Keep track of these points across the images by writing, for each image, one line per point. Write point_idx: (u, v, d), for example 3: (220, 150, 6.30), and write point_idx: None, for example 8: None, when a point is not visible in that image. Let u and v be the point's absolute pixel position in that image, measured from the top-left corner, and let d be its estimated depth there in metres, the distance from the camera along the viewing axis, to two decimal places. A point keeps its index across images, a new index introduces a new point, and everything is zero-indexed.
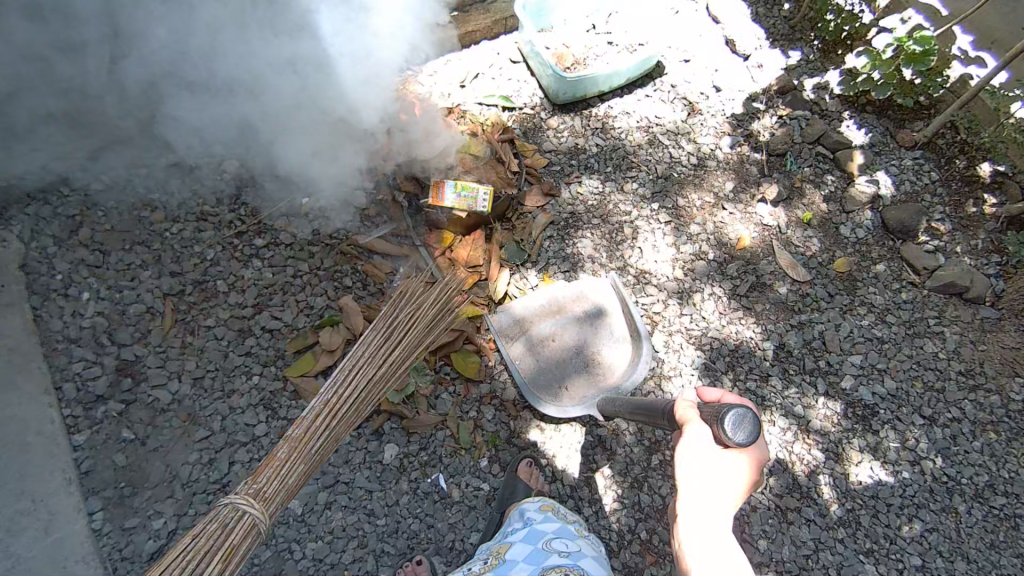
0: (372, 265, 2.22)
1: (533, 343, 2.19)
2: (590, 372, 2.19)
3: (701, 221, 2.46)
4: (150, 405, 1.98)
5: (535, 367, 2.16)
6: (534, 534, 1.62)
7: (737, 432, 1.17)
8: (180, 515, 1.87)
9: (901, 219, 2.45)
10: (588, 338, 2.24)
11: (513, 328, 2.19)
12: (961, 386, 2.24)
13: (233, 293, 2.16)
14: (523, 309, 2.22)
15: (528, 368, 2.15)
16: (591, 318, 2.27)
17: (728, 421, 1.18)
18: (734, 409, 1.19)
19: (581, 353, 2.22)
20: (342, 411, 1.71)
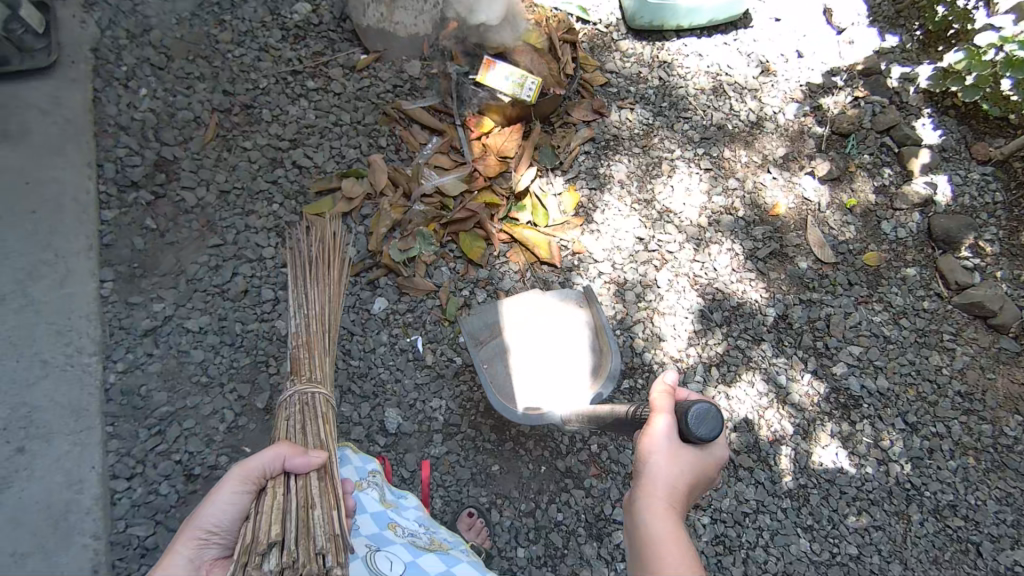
0: (409, 133, 2.26)
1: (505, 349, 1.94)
2: (561, 387, 1.91)
3: (741, 177, 2.42)
4: (175, 203, 2.10)
5: (502, 374, 1.91)
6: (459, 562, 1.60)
7: (701, 428, 1.12)
8: (178, 305, 1.99)
9: (947, 228, 2.35)
10: (564, 349, 1.96)
11: (484, 328, 1.96)
12: (955, 404, 2.17)
13: (275, 125, 2.24)
14: (499, 308, 1.99)
15: (494, 374, 1.89)
16: (570, 329, 1.99)
17: (693, 414, 1.12)
18: (700, 404, 1.13)
19: (555, 364, 1.94)
20: (325, 330, 1.72)
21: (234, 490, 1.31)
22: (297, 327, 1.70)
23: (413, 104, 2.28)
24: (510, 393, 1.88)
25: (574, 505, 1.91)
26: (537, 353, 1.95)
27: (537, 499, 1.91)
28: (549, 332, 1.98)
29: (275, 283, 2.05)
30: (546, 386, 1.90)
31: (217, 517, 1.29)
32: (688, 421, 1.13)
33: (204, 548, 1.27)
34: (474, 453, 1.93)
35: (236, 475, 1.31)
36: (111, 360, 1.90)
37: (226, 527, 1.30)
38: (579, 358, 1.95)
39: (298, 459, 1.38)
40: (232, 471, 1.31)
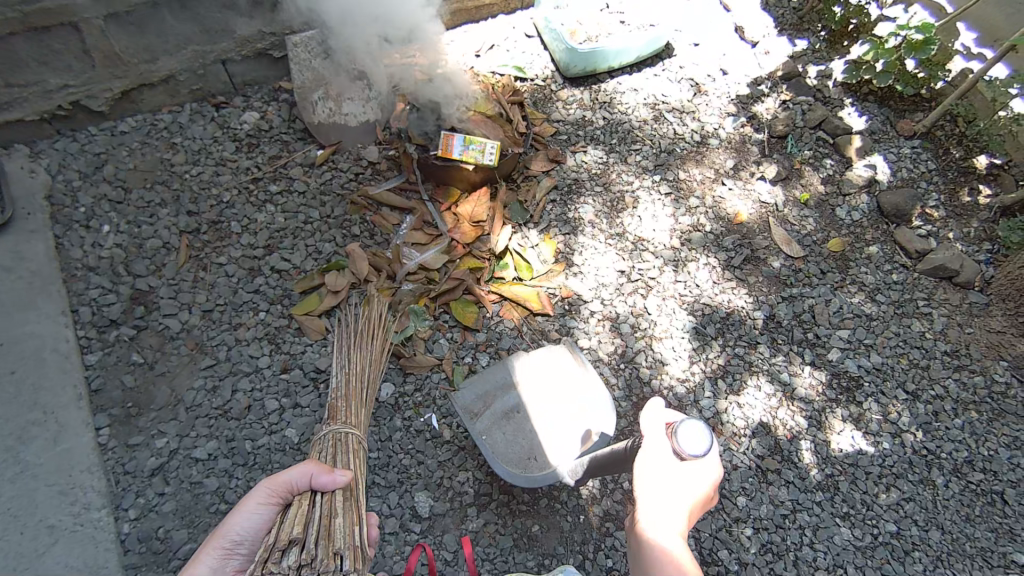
0: (380, 216, 2.32)
1: (501, 417, 1.93)
2: (566, 442, 1.90)
3: (701, 194, 2.55)
4: (160, 332, 2.07)
5: (504, 441, 1.89)
6: None
7: (688, 445, 1.20)
8: (181, 436, 1.92)
9: (895, 203, 2.51)
10: (559, 405, 1.97)
11: (478, 401, 1.94)
12: (946, 364, 2.28)
13: (246, 235, 2.26)
14: (487, 378, 1.98)
15: (495, 444, 1.87)
16: (562, 381, 2.01)
17: (680, 433, 1.21)
18: (685, 423, 1.22)
19: (553, 422, 1.94)
20: (362, 386, 1.78)
21: (261, 502, 1.36)
22: (340, 382, 1.75)
23: (379, 188, 2.35)
24: (515, 459, 1.86)
25: (620, 548, 1.90)
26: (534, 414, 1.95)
27: (584, 551, 1.89)
28: (542, 390, 1.98)
29: (276, 391, 2.01)
30: (550, 447, 1.89)
31: (242, 527, 1.35)
32: (676, 441, 1.22)
33: (232, 557, 1.34)
34: (512, 518, 1.91)
35: (264, 489, 1.36)
36: (121, 509, 1.80)
37: (251, 538, 1.36)
38: (577, 410, 1.96)
39: (324, 476, 1.39)
40: (259, 485, 1.36)
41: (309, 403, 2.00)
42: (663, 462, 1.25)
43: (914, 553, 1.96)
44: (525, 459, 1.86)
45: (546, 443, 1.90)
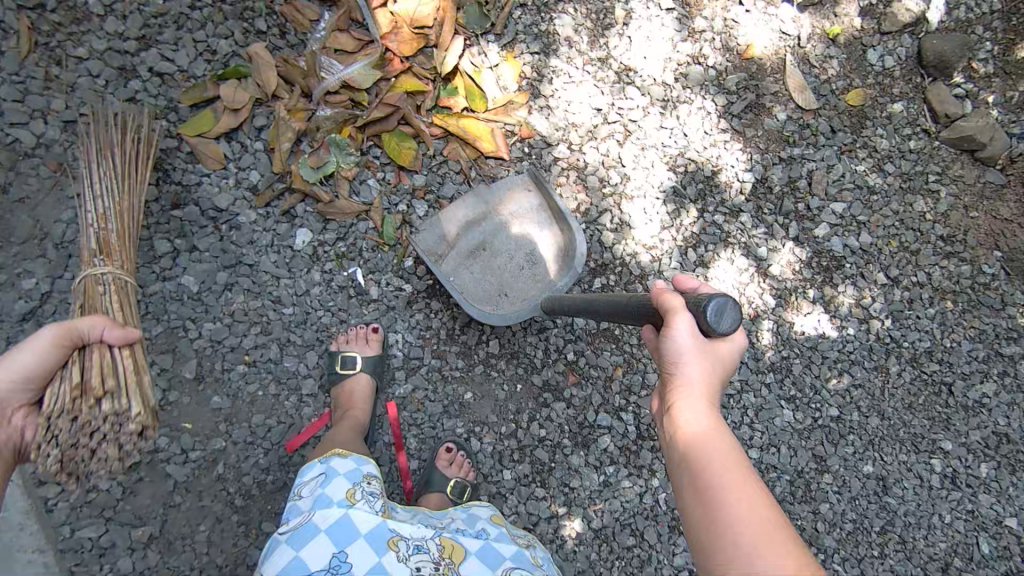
0: (293, 7, 1.78)
1: (468, 256, 1.76)
2: (535, 276, 1.77)
3: (710, 15, 2.03)
4: (9, 147, 1.63)
5: (473, 280, 1.75)
6: (489, 552, 1.37)
7: (721, 322, 0.98)
8: (54, 278, 1.62)
9: (942, 51, 2.06)
10: (524, 237, 1.79)
11: (440, 242, 1.73)
12: (937, 250, 2.07)
13: (111, 18, 1.71)
14: (450, 217, 1.74)
15: (464, 284, 1.73)
16: (527, 213, 1.79)
17: (710, 313, 0.97)
18: (717, 299, 0.97)
19: (522, 256, 1.78)
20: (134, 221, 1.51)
21: (49, 344, 1.23)
22: (104, 210, 1.45)
23: None
24: (485, 297, 1.74)
25: (555, 419, 1.80)
26: (501, 251, 1.78)
27: (517, 420, 1.79)
28: (508, 225, 1.78)
29: (167, 231, 1.67)
30: (522, 281, 1.77)
31: (26, 359, 1.22)
32: (704, 318, 0.99)
33: (14, 393, 1.23)
34: (443, 384, 1.76)
35: (56, 332, 1.23)
36: None
37: (38, 374, 1.25)
38: (545, 239, 1.79)
39: (114, 330, 1.29)
40: (48, 328, 1.22)
41: (209, 248, 1.68)
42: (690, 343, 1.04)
43: (847, 435, 1.95)
44: (497, 295, 1.75)
45: (516, 277, 1.77)
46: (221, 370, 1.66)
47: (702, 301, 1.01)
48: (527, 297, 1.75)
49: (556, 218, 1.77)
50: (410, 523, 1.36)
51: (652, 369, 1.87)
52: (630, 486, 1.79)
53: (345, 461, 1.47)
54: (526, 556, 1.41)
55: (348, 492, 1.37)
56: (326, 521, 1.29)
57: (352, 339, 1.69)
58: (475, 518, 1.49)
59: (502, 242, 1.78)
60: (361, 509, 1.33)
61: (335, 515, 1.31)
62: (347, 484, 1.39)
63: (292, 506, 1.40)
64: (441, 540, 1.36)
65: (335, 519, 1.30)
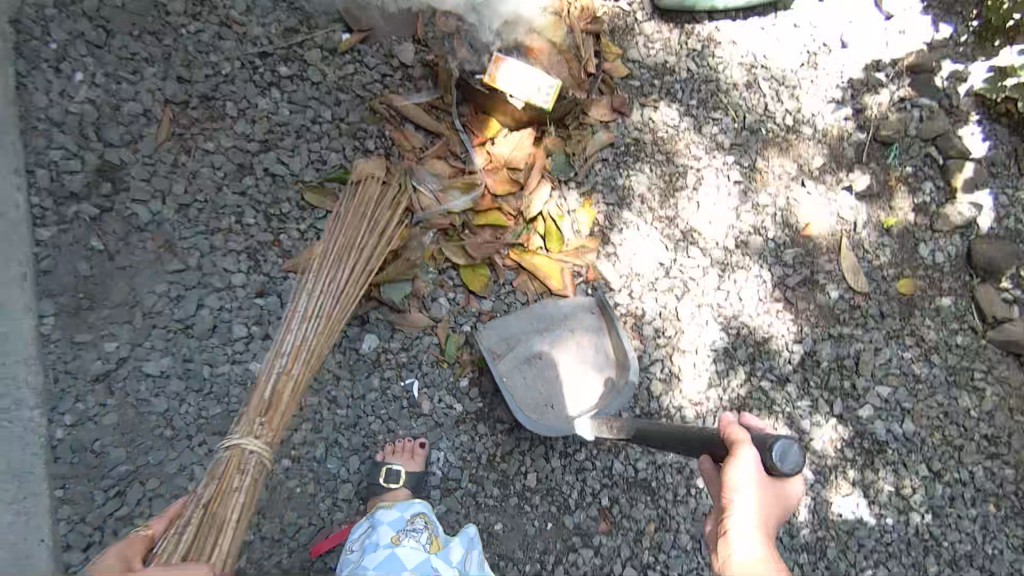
0: (402, 134, 1.97)
1: (525, 362, 1.83)
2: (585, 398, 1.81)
3: (773, 191, 2.17)
4: (125, 219, 1.77)
5: (524, 386, 1.81)
6: None
7: (788, 467, 0.95)
8: (134, 345, 1.70)
9: (989, 257, 2.17)
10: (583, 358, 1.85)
11: (502, 343, 1.83)
12: (980, 449, 2.07)
13: (242, 121, 1.90)
14: (517, 320, 1.85)
15: (515, 387, 1.80)
16: (589, 336, 1.86)
17: (777, 457, 0.95)
18: (782, 443, 0.95)
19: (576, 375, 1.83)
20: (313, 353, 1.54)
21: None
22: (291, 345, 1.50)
23: (407, 99, 1.98)
24: (533, 404, 1.79)
25: (581, 566, 1.77)
26: (557, 365, 1.84)
27: (542, 560, 1.76)
28: (569, 343, 1.85)
29: (246, 317, 1.78)
30: (570, 398, 1.81)
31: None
32: (770, 458, 0.96)
33: None
34: (475, 510, 1.76)
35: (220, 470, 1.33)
36: (56, 413, 1.62)
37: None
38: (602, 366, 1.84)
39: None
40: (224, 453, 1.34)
41: None
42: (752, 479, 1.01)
43: None
44: (543, 405, 1.80)
45: (566, 393, 1.82)
46: None
47: (769, 439, 0.99)
48: (570, 414, 1.79)
49: (615, 347, 1.84)
50: (449, 568, 1.48)
51: (684, 529, 1.85)
52: None
53: (391, 511, 1.55)
54: None
55: (394, 536, 1.48)
56: (374, 562, 1.42)
57: (399, 451, 1.73)
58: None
59: (560, 357, 1.84)
60: (406, 550, 1.45)
61: (382, 554, 1.43)
62: (393, 529, 1.49)
63: (345, 559, 1.50)
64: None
65: (383, 561, 1.42)
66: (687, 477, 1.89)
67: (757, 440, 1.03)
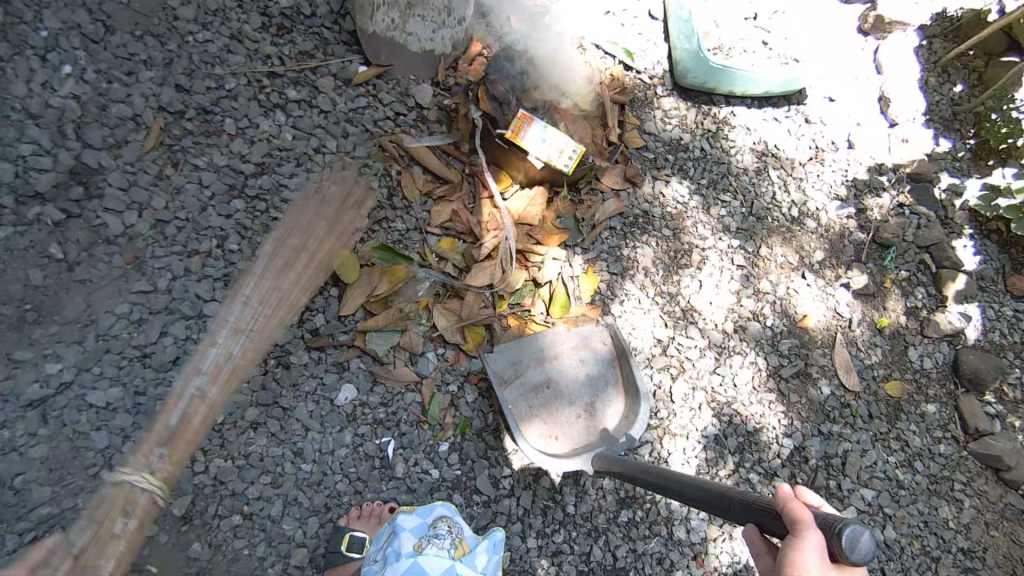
0: (408, 176, 1.89)
1: (532, 390, 1.80)
2: (589, 428, 1.82)
3: (774, 279, 2.16)
4: (93, 229, 1.62)
5: (530, 414, 1.78)
6: None
7: (857, 555, 0.88)
8: (79, 370, 1.53)
9: (976, 368, 2.19)
10: (588, 388, 1.85)
11: (509, 369, 1.78)
12: (957, 563, 2.03)
13: (240, 140, 1.79)
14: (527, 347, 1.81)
15: (521, 415, 1.76)
16: (597, 364, 1.87)
17: (848, 541, 0.88)
18: (856, 527, 0.88)
19: (581, 405, 1.83)
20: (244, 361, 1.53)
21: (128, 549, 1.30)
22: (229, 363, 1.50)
23: (418, 141, 1.90)
24: (538, 432, 1.76)
25: None
26: (563, 393, 1.83)
27: None
28: (576, 371, 1.85)
29: None
30: (574, 428, 1.80)
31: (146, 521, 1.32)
32: (839, 545, 0.88)
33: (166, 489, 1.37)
34: None
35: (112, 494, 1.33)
36: None
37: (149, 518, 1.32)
38: (607, 396, 1.85)
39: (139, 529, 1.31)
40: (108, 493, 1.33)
41: (249, 379, 1.61)
42: (817, 566, 0.90)
43: None
44: (548, 435, 1.77)
45: (571, 423, 1.81)
46: (212, 515, 1.51)
47: (837, 524, 0.91)
48: (578, 446, 1.77)
49: (624, 380, 1.85)
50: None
51: None
52: None
53: (412, 517, 1.45)
54: None
55: (416, 544, 1.38)
56: (394, 574, 1.31)
57: (366, 516, 1.59)
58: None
59: (566, 385, 1.83)
60: (429, 557, 1.34)
61: (403, 564, 1.33)
62: (415, 537, 1.40)
63: (368, 567, 1.41)
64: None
65: (405, 573, 1.31)
66: (667, 569, 1.78)
67: (819, 522, 0.95)
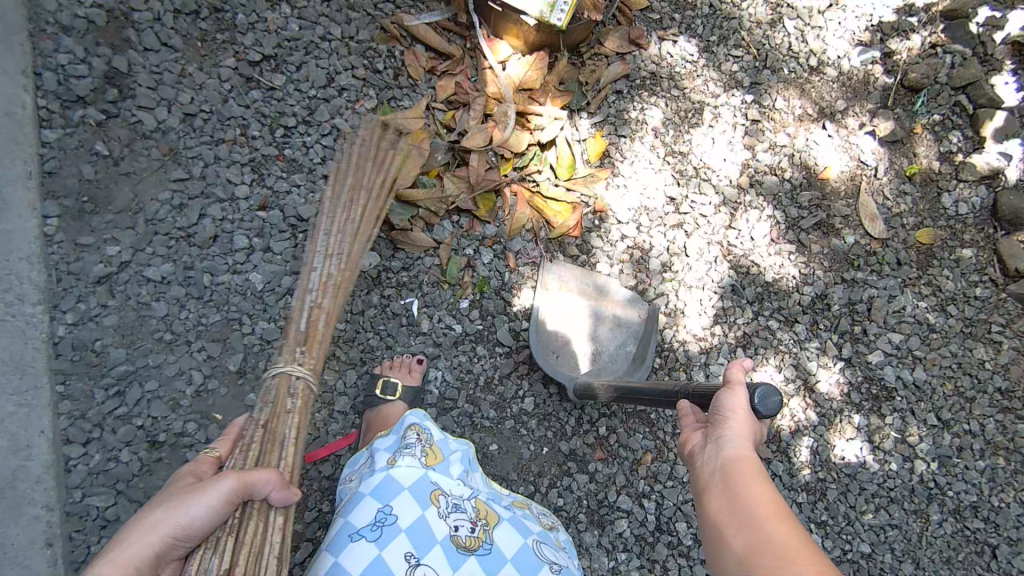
0: (412, 56, 1.94)
1: (556, 311, 1.82)
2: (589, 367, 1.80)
3: (791, 133, 2.10)
4: (132, 127, 1.75)
5: (545, 329, 1.80)
6: (520, 525, 1.37)
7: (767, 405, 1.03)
8: (136, 250, 1.69)
9: (1016, 208, 2.07)
10: (606, 337, 1.84)
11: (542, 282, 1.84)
12: (993, 402, 2.00)
13: (251, 35, 1.87)
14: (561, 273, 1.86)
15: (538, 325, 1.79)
16: (623, 327, 1.86)
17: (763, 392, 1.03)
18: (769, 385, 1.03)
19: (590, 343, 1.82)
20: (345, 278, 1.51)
21: (218, 502, 1.05)
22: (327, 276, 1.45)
23: (417, 19, 1.93)
24: (542, 346, 1.77)
25: (575, 491, 1.75)
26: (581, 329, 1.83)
27: (536, 483, 1.74)
28: (600, 320, 1.85)
29: (248, 229, 1.77)
30: (573, 360, 1.79)
31: (194, 516, 1.03)
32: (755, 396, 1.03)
33: (170, 548, 1.03)
34: (471, 431, 1.74)
35: (234, 485, 1.07)
36: (60, 311, 1.60)
37: (204, 525, 1.05)
38: (620, 356, 1.83)
39: (174, 513, 1.02)
40: (227, 479, 1.05)
41: (282, 251, 1.78)
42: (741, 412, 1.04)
43: None
44: (550, 353, 1.78)
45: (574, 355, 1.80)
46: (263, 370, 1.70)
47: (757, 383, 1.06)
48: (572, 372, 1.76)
49: (640, 350, 1.81)
50: (449, 479, 1.39)
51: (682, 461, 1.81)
52: None
53: (386, 437, 1.49)
54: (551, 537, 1.42)
55: (389, 459, 1.40)
56: (368, 488, 1.33)
57: (395, 366, 1.72)
58: (508, 496, 1.51)
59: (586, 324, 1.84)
60: (402, 468, 1.35)
61: (377, 479, 1.34)
62: (389, 453, 1.42)
63: (344, 488, 1.44)
64: (476, 502, 1.39)
65: (377, 485, 1.32)
66: None
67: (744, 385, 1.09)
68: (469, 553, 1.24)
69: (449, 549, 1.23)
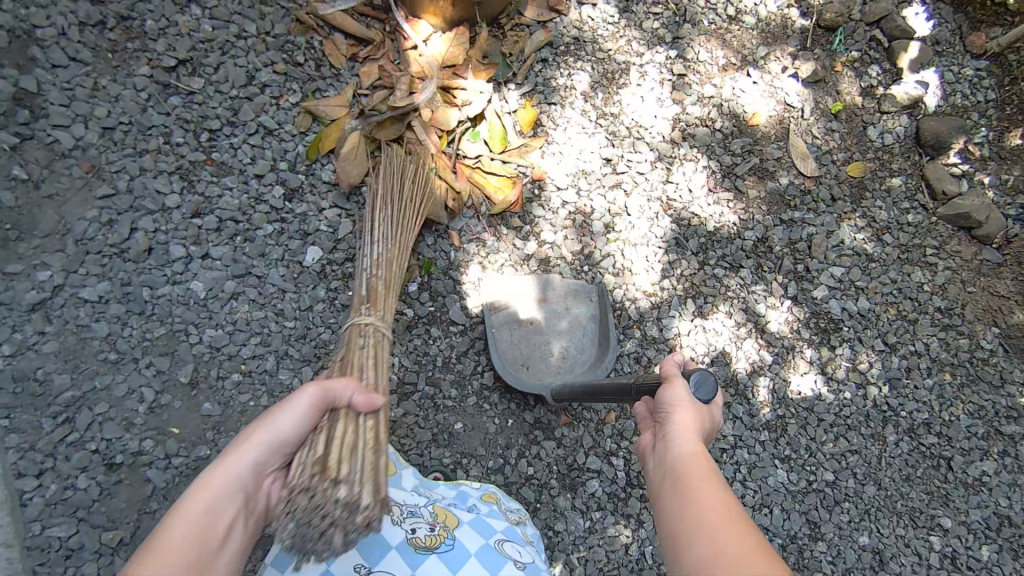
0: (331, 45, 1.93)
1: (515, 321, 1.83)
2: (557, 365, 1.82)
3: (717, 83, 2.15)
4: (48, 147, 1.70)
5: (508, 342, 1.81)
6: (482, 524, 1.35)
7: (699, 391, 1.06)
8: (68, 273, 1.65)
9: (937, 132, 2.16)
10: (567, 332, 1.85)
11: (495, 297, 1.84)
12: (935, 322, 2.08)
13: (163, 40, 1.83)
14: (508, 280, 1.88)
15: (500, 341, 1.80)
16: (580, 316, 1.87)
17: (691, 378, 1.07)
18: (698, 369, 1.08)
19: (554, 343, 1.84)
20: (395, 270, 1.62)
21: (304, 408, 1.14)
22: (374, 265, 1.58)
23: (331, 7, 1.91)
24: (509, 360, 1.79)
25: (545, 458, 1.77)
26: (542, 330, 1.84)
27: (505, 455, 1.76)
28: (558, 317, 1.86)
29: (183, 238, 1.74)
30: (542, 364, 1.81)
31: (283, 428, 1.11)
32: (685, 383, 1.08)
33: (270, 459, 1.09)
34: (434, 411, 1.75)
35: (315, 394, 1.15)
36: None
37: (292, 435, 1.12)
38: (585, 345, 1.85)
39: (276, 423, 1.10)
40: (311, 389, 1.14)
41: (221, 256, 1.75)
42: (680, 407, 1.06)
43: (842, 503, 1.88)
44: (521, 365, 1.79)
45: (543, 359, 1.81)
46: (216, 377, 1.68)
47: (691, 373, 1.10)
48: (543, 378, 1.79)
49: (602, 335, 1.84)
50: (400, 492, 1.40)
51: None
52: (617, 535, 1.74)
53: None
54: (517, 531, 1.40)
55: None
56: None
57: None
58: (475, 494, 1.51)
59: (547, 324, 1.85)
60: None
61: None
62: None
63: None
64: (433, 508, 1.38)
65: None
66: (645, 366, 1.87)
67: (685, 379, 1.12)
68: (430, 551, 1.21)
69: (406, 549, 1.20)
